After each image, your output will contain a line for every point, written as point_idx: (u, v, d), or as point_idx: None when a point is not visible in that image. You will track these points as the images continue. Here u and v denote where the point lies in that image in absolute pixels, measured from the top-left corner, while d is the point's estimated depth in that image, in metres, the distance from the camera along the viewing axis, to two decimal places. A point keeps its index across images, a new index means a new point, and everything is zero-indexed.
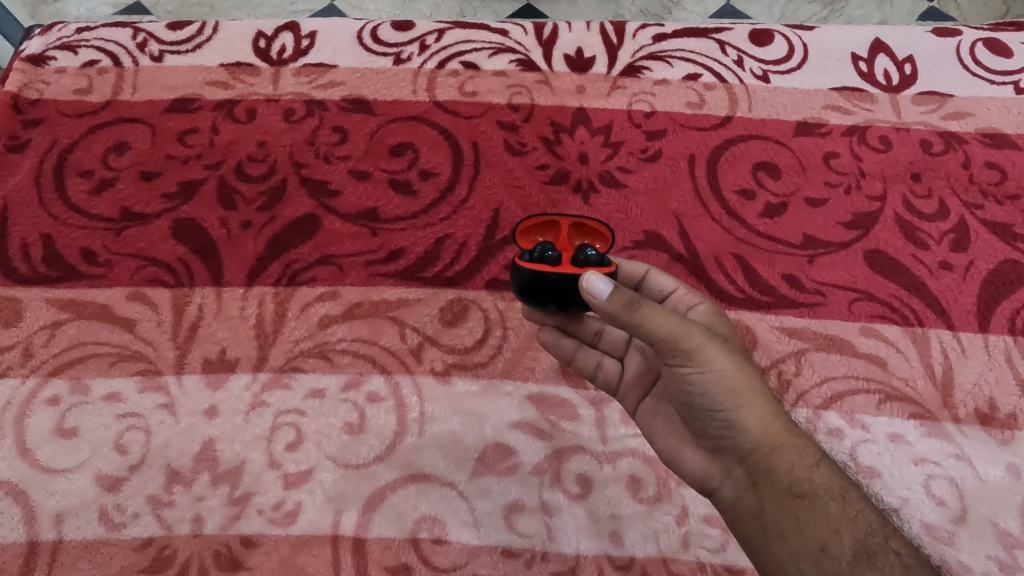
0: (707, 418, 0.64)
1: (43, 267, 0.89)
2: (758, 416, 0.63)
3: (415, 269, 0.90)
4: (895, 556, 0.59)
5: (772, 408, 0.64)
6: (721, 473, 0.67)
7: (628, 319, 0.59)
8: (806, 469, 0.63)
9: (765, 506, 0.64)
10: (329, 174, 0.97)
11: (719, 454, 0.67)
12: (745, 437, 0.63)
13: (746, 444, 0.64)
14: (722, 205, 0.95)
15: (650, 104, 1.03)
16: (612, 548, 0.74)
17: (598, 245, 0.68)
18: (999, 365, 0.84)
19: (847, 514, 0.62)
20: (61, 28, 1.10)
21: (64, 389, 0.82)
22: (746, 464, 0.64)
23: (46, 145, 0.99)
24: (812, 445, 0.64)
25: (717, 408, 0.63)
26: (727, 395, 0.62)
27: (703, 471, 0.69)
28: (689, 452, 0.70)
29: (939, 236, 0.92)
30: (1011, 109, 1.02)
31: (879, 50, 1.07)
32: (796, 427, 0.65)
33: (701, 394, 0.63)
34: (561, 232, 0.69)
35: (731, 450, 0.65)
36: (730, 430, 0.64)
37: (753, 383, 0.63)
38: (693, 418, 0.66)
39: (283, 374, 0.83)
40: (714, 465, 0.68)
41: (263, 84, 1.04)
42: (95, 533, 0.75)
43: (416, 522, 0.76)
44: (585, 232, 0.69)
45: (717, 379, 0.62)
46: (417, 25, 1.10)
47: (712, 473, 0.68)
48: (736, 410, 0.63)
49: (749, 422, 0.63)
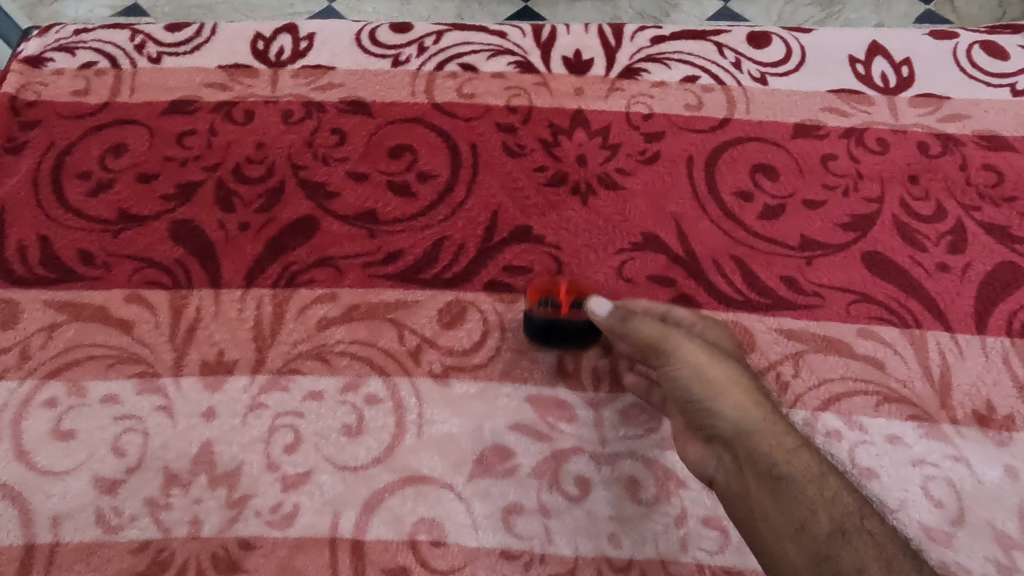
0: (693, 410, 0.68)
1: (41, 269, 0.89)
2: (737, 405, 0.66)
3: (413, 271, 0.90)
4: (868, 535, 0.60)
5: (753, 398, 0.67)
6: (712, 462, 0.68)
7: (622, 329, 0.70)
8: (784, 452, 0.64)
9: (748, 489, 0.65)
10: (328, 176, 0.97)
11: (708, 443, 0.69)
12: (726, 423, 0.66)
13: (729, 430, 0.66)
14: (721, 207, 0.95)
15: (649, 106, 1.03)
16: (611, 549, 0.74)
17: (587, 294, 0.81)
18: (996, 367, 0.84)
19: (824, 496, 0.62)
20: (59, 29, 1.10)
21: (62, 391, 0.82)
22: (731, 450, 0.66)
23: (44, 147, 0.98)
24: (792, 432, 0.66)
25: (696, 399, 0.68)
26: (704, 387, 0.67)
27: (696, 462, 0.70)
28: (682, 446, 0.72)
29: (937, 238, 0.92)
30: (1008, 112, 1.03)
31: (877, 53, 1.08)
32: (778, 416, 0.67)
33: (681, 387, 0.69)
34: (558, 285, 0.81)
35: (718, 438, 0.67)
36: (714, 419, 0.67)
37: (730, 374, 0.68)
38: (684, 413, 0.70)
39: (281, 377, 0.83)
40: (705, 455, 0.69)
41: (261, 86, 1.04)
42: (92, 535, 0.75)
43: (414, 525, 0.75)
44: (577, 284, 0.82)
45: (694, 370, 0.68)
46: (416, 27, 1.11)
47: (703, 463, 0.69)
48: (714, 398, 0.67)
49: (729, 410, 0.66)
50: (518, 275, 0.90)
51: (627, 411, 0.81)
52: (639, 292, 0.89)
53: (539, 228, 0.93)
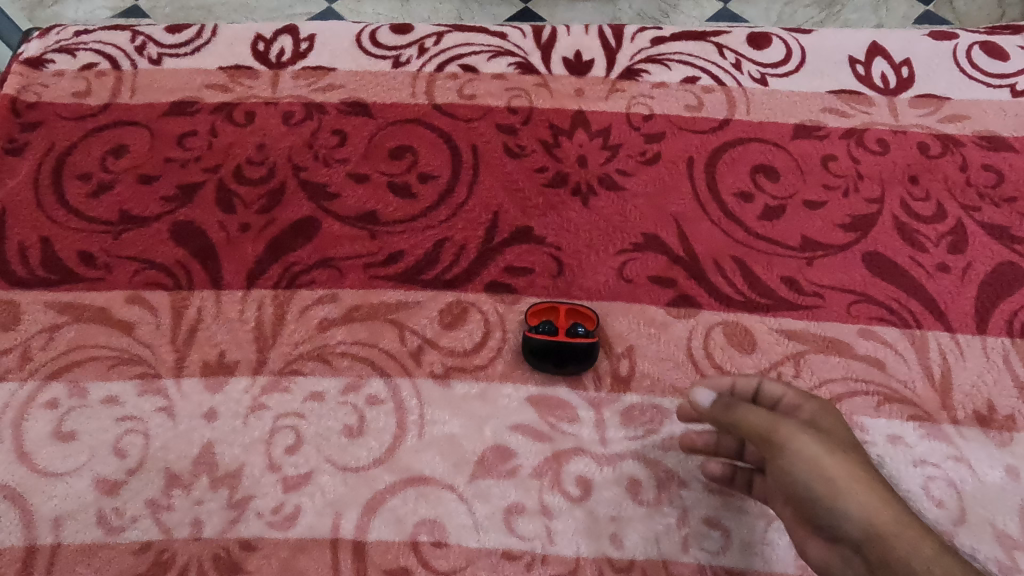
0: (816, 510, 0.62)
1: (42, 270, 0.89)
2: (863, 505, 0.60)
3: (414, 272, 0.90)
4: None
5: (883, 499, 0.60)
6: (844, 568, 0.62)
7: (729, 418, 0.69)
8: (925, 560, 0.56)
9: None
10: (329, 177, 0.97)
11: (836, 545, 0.62)
12: (854, 526, 0.60)
13: (858, 533, 0.60)
14: (721, 208, 0.95)
15: (649, 107, 1.03)
16: (613, 550, 0.74)
17: (588, 323, 0.85)
18: (997, 367, 0.84)
19: None
20: (60, 31, 1.10)
21: (63, 392, 0.82)
22: (863, 555, 0.59)
23: (44, 148, 0.99)
24: (933, 537, 0.58)
25: (819, 499, 0.62)
26: (827, 487, 0.61)
27: (825, 562, 0.64)
28: (807, 543, 0.65)
29: (937, 238, 0.92)
30: (1008, 112, 1.03)
31: (877, 53, 1.08)
32: (914, 519, 0.59)
33: (802, 485, 0.63)
34: (561, 312, 0.86)
35: (845, 540, 0.61)
36: (841, 522, 0.61)
37: (854, 471, 0.62)
38: (808, 515, 0.63)
39: (282, 378, 0.83)
40: (835, 558, 0.63)
41: (262, 87, 1.04)
42: (93, 536, 0.75)
43: (415, 526, 0.75)
44: (579, 314, 0.86)
45: (812, 468, 0.62)
46: (416, 28, 1.11)
47: (834, 566, 0.63)
48: (838, 499, 0.61)
49: (856, 511, 0.60)
50: (518, 276, 0.90)
51: (628, 411, 0.81)
52: (640, 292, 0.89)
53: (540, 229, 0.93)
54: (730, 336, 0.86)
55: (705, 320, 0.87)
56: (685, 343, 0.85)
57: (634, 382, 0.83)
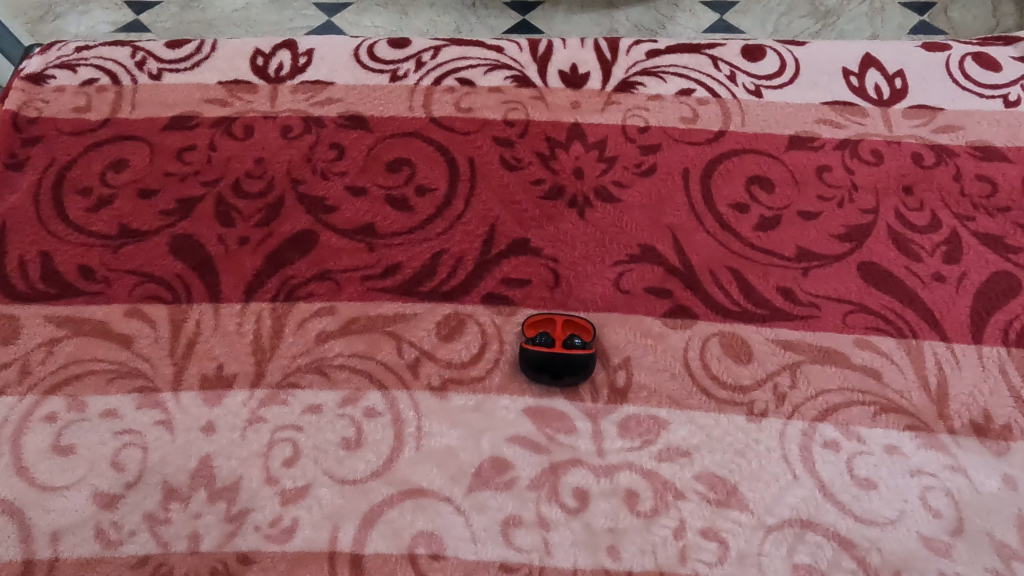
0: None
1: (41, 284, 0.90)
2: None
3: (412, 284, 0.91)
4: None
5: None
6: None
7: None
8: None
9: None
10: (327, 190, 0.97)
11: None
12: None
13: None
14: (717, 218, 0.95)
15: (644, 119, 1.04)
16: (610, 562, 0.73)
17: (584, 335, 0.86)
18: (993, 376, 0.84)
19: None
20: (61, 47, 1.12)
21: (61, 406, 0.82)
22: None
23: (45, 163, 0.99)
24: None
25: None
26: None
27: None
28: None
29: (932, 248, 0.93)
30: (1001, 122, 1.04)
31: (870, 65, 1.09)
32: None
33: None
34: (557, 324, 0.86)
35: None
36: None
37: None
38: None
39: (280, 390, 0.83)
40: None
41: (261, 101, 1.06)
42: (91, 551, 0.75)
43: (412, 538, 0.75)
44: (574, 326, 0.86)
45: None
46: (414, 42, 1.12)
47: None
48: None
49: None
50: (515, 287, 0.90)
51: (625, 422, 0.81)
52: (636, 303, 0.89)
53: (536, 241, 0.94)
54: (726, 346, 0.86)
55: (701, 330, 0.87)
56: (682, 354, 0.85)
57: (632, 393, 0.83)
